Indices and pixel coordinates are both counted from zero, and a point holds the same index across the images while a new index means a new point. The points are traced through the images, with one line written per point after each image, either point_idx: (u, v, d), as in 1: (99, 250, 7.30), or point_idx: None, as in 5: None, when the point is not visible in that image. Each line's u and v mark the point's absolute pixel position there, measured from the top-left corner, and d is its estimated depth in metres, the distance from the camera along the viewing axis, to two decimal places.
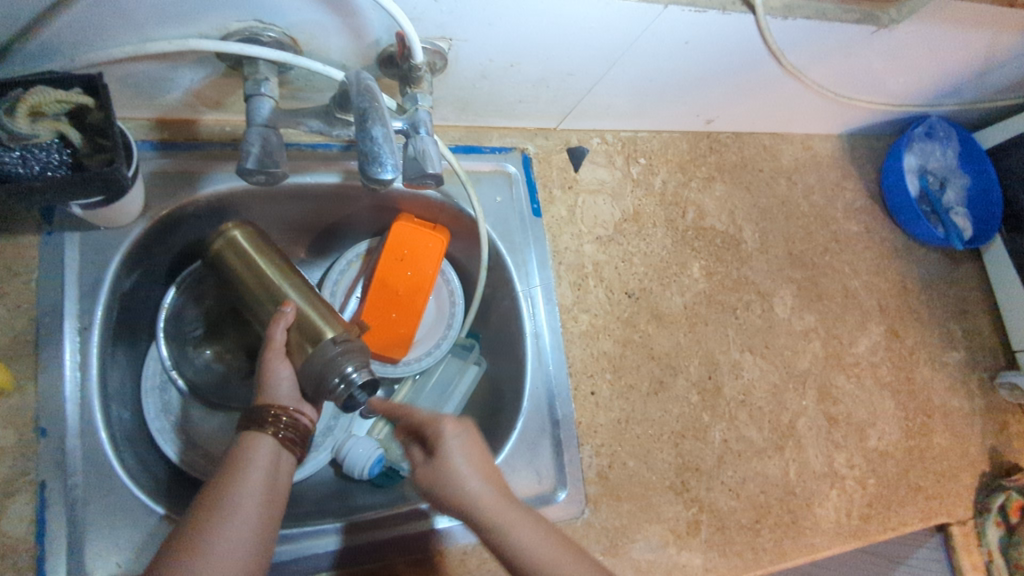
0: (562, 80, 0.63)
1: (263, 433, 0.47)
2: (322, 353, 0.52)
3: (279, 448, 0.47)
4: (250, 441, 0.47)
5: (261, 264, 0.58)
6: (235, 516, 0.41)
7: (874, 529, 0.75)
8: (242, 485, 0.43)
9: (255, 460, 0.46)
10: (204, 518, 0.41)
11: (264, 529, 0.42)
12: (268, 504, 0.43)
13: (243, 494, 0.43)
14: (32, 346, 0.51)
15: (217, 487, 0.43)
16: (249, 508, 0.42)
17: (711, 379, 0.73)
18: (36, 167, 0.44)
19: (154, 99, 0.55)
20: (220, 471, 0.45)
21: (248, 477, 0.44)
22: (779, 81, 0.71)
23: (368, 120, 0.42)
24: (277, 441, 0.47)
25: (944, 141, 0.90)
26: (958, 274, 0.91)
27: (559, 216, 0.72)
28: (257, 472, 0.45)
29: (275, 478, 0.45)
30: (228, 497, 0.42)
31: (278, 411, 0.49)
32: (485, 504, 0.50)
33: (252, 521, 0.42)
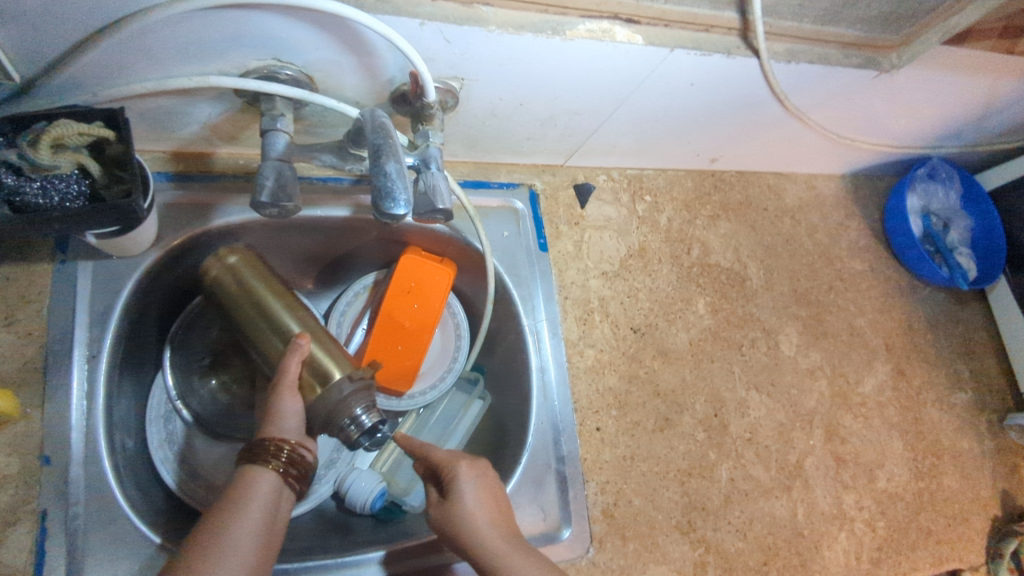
0: (570, 118, 0.64)
1: (265, 468, 0.47)
2: (336, 392, 0.53)
3: (280, 486, 0.47)
4: (252, 476, 0.46)
5: (267, 297, 0.58)
6: (231, 555, 0.41)
7: (885, 573, 0.74)
8: (241, 522, 0.43)
9: (256, 496, 0.45)
10: (201, 555, 0.40)
11: (258, 571, 0.41)
12: (265, 545, 0.43)
13: (241, 531, 0.42)
14: (40, 373, 0.52)
15: (215, 521, 0.43)
16: (246, 548, 0.42)
17: (717, 416, 0.73)
18: (56, 198, 0.45)
19: (172, 133, 0.57)
20: (219, 504, 0.44)
21: (247, 514, 0.43)
22: (782, 122, 0.72)
23: (382, 156, 0.42)
24: (279, 477, 0.47)
25: (947, 182, 0.91)
26: (964, 314, 0.91)
27: (565, 251, 0.73)
28: (257, 510, 0.44)
29: (274, 517, 0.45)
30: (226, 534, 0.42)
31: (280, 443, 0.48)
32: (503, 550, 0.50)
33: (248, 562, 0.41)
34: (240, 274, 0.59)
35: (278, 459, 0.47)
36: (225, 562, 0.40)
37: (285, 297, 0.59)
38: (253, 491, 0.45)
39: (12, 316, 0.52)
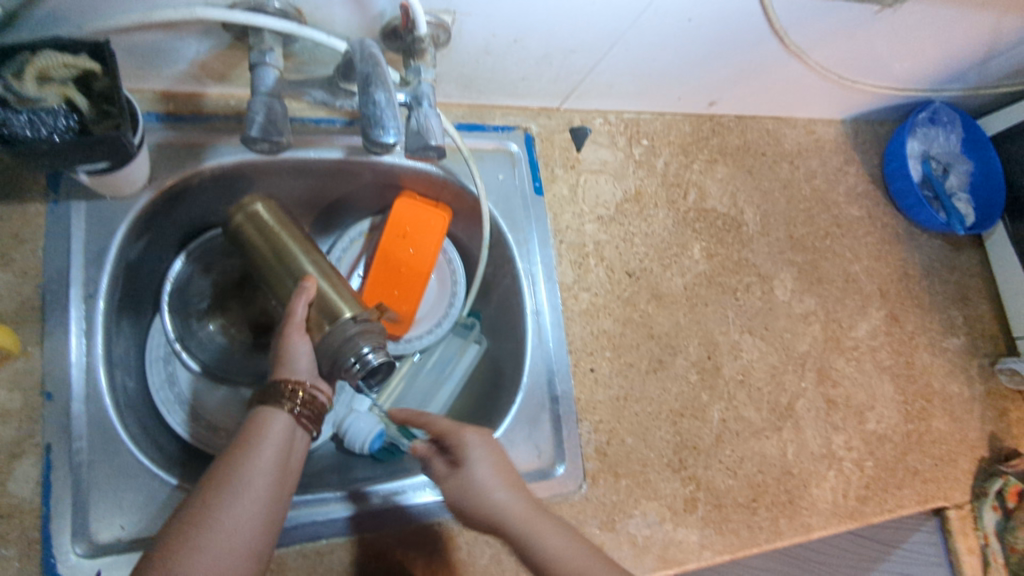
0: (565, 57, 0.63)
1: (279, 408, 0.47)
2: (341, 332, 0.53)
3: (294, 425, 0.48)
4: (266, 415, 0.47)
5: (287, 240, 0.59)
6: (246, 494, 0.42)
7: (871, 511, 0.76)
8: (256, 458, 0.44)
9: (269, 435, 0.46)
10: (218, 495, 0.41)
11: (274, 507, 0.43)
12: (280, 483, 0.44)
13: (256, 470, 0.43)
14: (38, 312, 0.52)
15: (231, 462, 0.43)
16: (261, 484, 0.43)
17: (710, 358, 0.74)
18: (44, 130, 0.44)
19: (161, 71, 0.56)
20: (238, 439, 0.46)
21: (262, 452, 0.44)
22: (781, 62, 0.71)
23: (371, 85, 0.42)
24: (291, 417, 0.47)
25: (948, 126, 0.90)
26: (960, 260, 0.91)
27: (561, 195, 0.72)
28: (273, 450, 0.45)
29: (287, 456, 0.46)
30: (243, 475, 0.43)
31: (293, 386, 0.49)
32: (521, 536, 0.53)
33: (266, 499, 0.42)
34: (258, 220, 0.60)
35: (297, 401, 0.48)
36: (242, 501, 0.41)
37: (304, 243, 0.59)
38: (265, 431, 0.46)
39: (8, 255, 0.52)
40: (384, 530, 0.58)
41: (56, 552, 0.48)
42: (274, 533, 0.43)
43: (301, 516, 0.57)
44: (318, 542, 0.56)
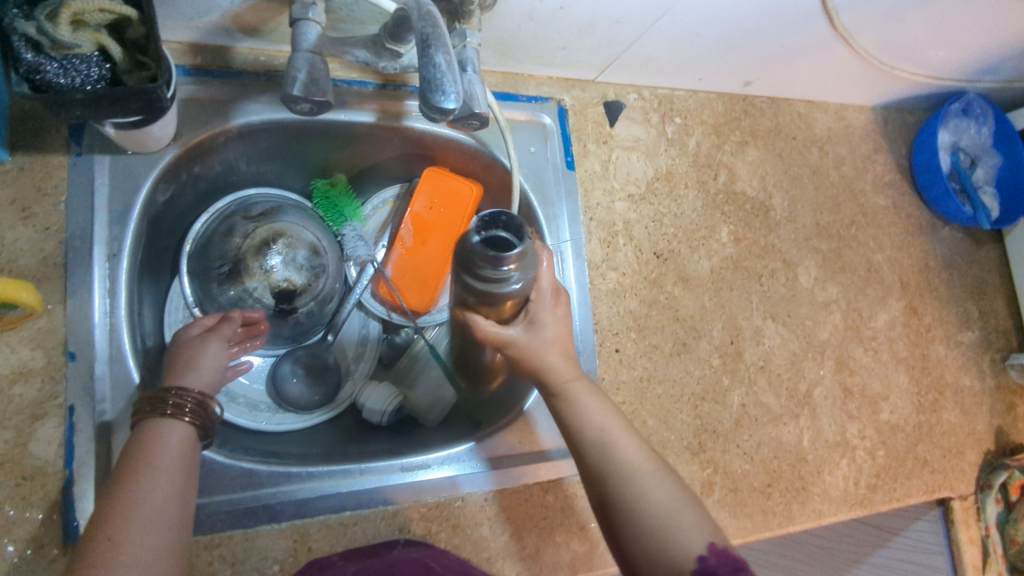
0: (610, 27, 0.61)
1: (168, 418, 0.45)
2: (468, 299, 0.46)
3: (188, 435, 0.46)
4: (153, 429, 0.45)
5: None
6: (147, 509, 0.40)
7: (880, 499, 0.77)
8: (150, 476, 0.42)
9: (159, 455, 0.44)
10: (119, 512, 0.39)
11: (181, 521, 0.41)
12: (185, 502, 0.42)
13: (152, 483, 0.41)
14: (61, 269, 0.50)
15: (126, 489, 0.41)
16: (161, 497, 0.41)
17: (733, 343, 0.73)
18: (77, 79, 0.42)
19: (191, 21, 0.53)
20: (123, 461, 0.43)
21: (157, 467, 0.43)
22: (826, 44, 0.70)
23: (430, 46, 0.39)
24: (187, 427, 0.46)
25: (980, 118, 0.89)
26: (980, 254, 0.91)
27: (592, 170, 0.71)
28: (169, 468, 0.43)
29: (184, 468, 0.44)
30: (140, 488, 0.41)
31: (185, 393, 0.47)
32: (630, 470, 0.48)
33: (168, 512, 0.41)
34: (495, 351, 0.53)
35: (181, 405, 0.46)
36: (143, 516, 0.40)
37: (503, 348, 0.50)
38: (156, 453, 0.43)
39: (29, 209, 0.50)
40: (405, 502, 0.57)
41: (77, 514, 0.47)
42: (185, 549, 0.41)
43: (325, 486, 0.56)
44: (340, 513, 0.56)
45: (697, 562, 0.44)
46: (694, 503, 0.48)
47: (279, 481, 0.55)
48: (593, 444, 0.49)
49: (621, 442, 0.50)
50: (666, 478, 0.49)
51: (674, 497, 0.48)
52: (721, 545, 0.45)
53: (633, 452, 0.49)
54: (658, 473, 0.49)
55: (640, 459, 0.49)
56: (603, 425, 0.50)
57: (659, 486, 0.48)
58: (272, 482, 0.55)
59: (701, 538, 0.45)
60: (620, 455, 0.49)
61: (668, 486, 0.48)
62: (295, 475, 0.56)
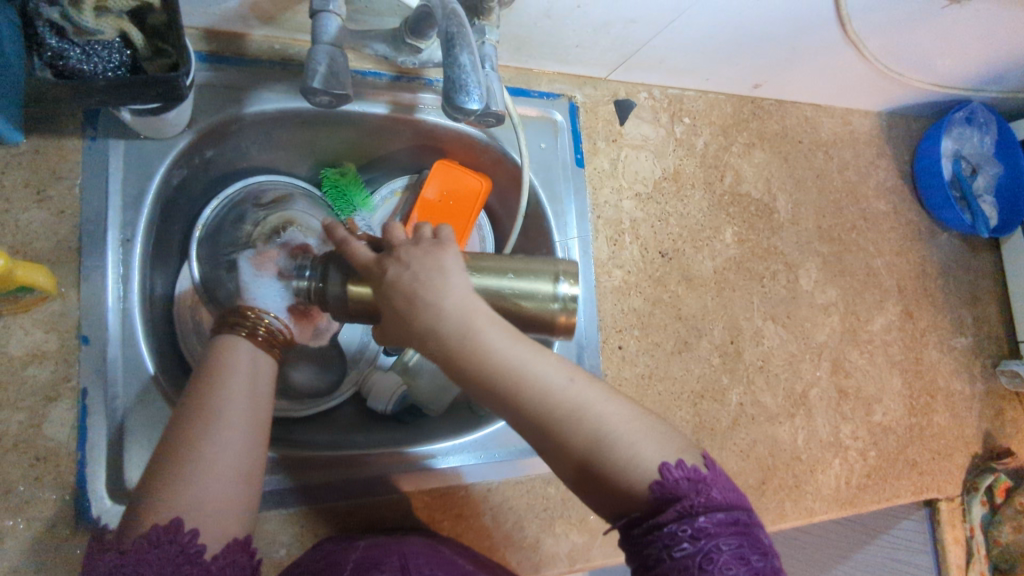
0: (625, 26, 0.61)
1: (237, 336, 0.48)
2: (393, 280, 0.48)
3: (256, 351, 0.48)
4: (225, 346, 0.48)
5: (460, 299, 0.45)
6: (223, 421, 0.43)
7: (869, 498, 0.78)
8: (223, 392, 0.44)
9: (234, 367, 0.46)
10: (195, 423, 0.42)
11: (255, 433, 0.44)
12: (255, 409, 0.45)
13: (227, 399, 0.44)
14: (75, 253, 0.50)
15: (201, 394, 0.44)
16: (236, 410, 0.44)
17: (733, 343, 0.74)
18: (99, 64, 0.42)
19: (208, 7, 0.53)
20: (199, 373, 0.46)
21: (230, 381, 0.45)
22: (837, 49, 0.70)
23: (455, 46, 0.40)
24: (253, 342, 0.48)
25: (983, 127, 0.90)
26: (975, 262, 0.92)
27: (601, 168, 0.71)
28: (246, 379, 0.46)
29: (258, 378, 0.47)
30: (215, 403, 0.43)
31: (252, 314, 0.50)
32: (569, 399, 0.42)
33: (242, 425, 0.44)
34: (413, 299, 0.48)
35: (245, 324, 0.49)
36: (219, 430, 0.42)
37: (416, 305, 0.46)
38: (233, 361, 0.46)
39: (44, 192, 0.50)
40: (411, 490, 0.58)
41: (90, 495, 0.48)
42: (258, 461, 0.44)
43: (332, 473, 0.57)
44: (347, 499, 0.57)
45: (657, 477, 0.41)
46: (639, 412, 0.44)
47: (288, 467, 0.56)
48: (510, 379, 0.42)
49: (542, 365, 0.43)
50: (592, 384, 0.44)
51: (612, 403, 0.43)
52: (675, 463, 0.42)
53: (559, 370, 0.43)
54: (598, 393, 0.43)
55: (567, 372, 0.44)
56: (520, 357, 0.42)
57: (603, 405, 0.43)
58: (281, 467, 0.56)
59: (658, 449, 0.42)
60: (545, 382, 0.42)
61: (601, 391, 0.44)
62: (304, 461, 0.56)
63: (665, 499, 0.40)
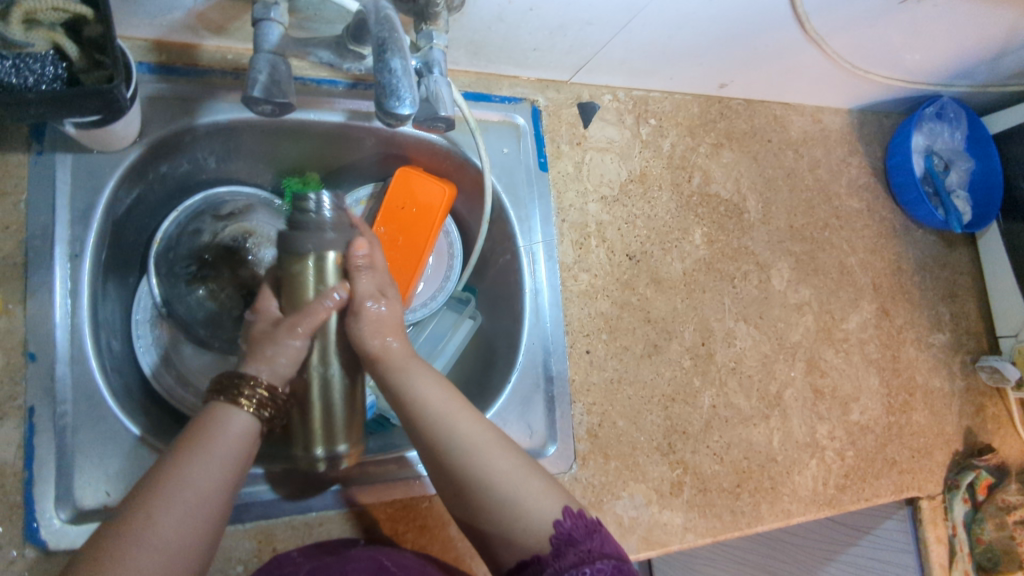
0: (581, 29, 0.61)
1: (236, 407, 0.48)
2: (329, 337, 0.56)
3: (254, 427, 0.49)
4: (221, 413, 0.48)
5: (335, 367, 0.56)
6: (189, 501, 0.42)
7: (848, 499, 0.77)
8: (201, 467, 0.44)
9: (218, 438, 0.46)
10: (163, 497, 0.41)
11: (214, 517, 0.43)
12: (225, 490, 0.45)
13: (201, 476, 0.44)
14: (21, 269, 0.50)
15: (175, 464, 0.44)
16: (207, 489, 0.43)
17: (704, 345, 0.74)
18: (30, 78, 0.42)
19: (154, 18, 0.52)
20: (187, 438, 0.46)
21: (210, 456, 0.45)
22: (798, 48, 0.70)
23: (388, 50, 0.41)
24: (253, 418, 0.49)
25: (954, 122, 0.90)
26: (952, 258, 0.92)
27: (565, 172, 0.71)
28: (227, 465, 0.45)
29: (240, 465, 0.47)
30: (186, 476, 0.43)
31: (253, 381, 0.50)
32: (470, 445, 0.50)
33: (204, 504, 0.43)
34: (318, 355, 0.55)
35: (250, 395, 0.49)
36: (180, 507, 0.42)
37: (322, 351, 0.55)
38: (221, 435, 0.46)
39: None
40: (374, 504, 0.58)
41: (37, 517, 0.47)
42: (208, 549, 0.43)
43: (291, 487, 0.56)
44: (307, 514, 0.56)
45: (554, 527, 0.48)
46: (535, 469, 0.52)
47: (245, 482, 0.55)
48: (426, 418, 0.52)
49: (457, 421, 0.51)
50: (501, 446, 0.51)
51: (517, 468, 0.51)
52: (575, 509, 0.50)
53: (471, 430, 0.51)
54: (498, 447, 0.51)
55: (475, 434, 0.51)
56: (434, 400, 0.52)
57: (500, 455, 0.51)
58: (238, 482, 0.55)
59: (554, 503, 0.49)
60: (459, 438, 0.51)
61: (510, 456, 0.51)
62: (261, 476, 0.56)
63: (563, 544, 0.47)
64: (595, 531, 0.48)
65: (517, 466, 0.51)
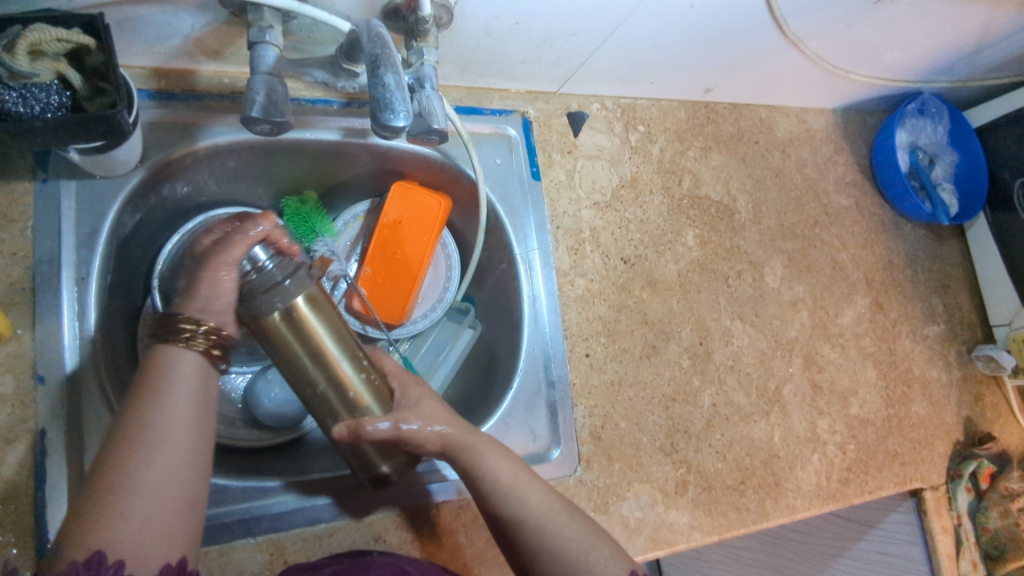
0: (567, 40, 0.62)
1: (183, 348, 0.46)
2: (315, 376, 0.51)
3: (208, 363, 0.47)
4: (170, 356, 0.46)
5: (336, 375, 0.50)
6: (165, 446, 0.42)
7: (852, 492, 0.78)
8: (166, 410, 0.44)
9: (179, 378, 0.45)
10: (133, 449, 0.41)
11: (196, 453, 0.44)
12: (198, 428, 0.45)
13: (170, 419, 0.43)
14: (29, 295, 0.51)
15: (139, 414, 0.43)
16: (179, 433, 0.43)
17: (702, 344, 0.75)
18: (37, 107, 0.43)
19: (153, 46, 0.54)
20: (141, 385, 0.45)
21: (173, 397, 0.44)
22: (779, 51, 0.72)
23: (380, 67, 0.43)
24: (203, 356, 0.47)
25: (936, 117, 0.92)
26: (942, 250, 0.93)
27: (558, 180, 0.72)
28: (189, 403, 0.45)
29: (204, 396, 0.46)
30: (151, 424, 0.43)
31: (193, 322, 0.47)
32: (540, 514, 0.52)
33: (180, 446, 0.43)
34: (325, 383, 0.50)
35: (201, 337, 0.47)
36: (152, 455, 0.42)
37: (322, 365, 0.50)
38: (174, 374, 0.45)
39: None
40: (382, 513, 0.58)
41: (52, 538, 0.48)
42: (201, 482, 0.44)
43: (299, 499, 0.57)
44: (317, 526, 0.56)
45: None
46: (598, 530, 0.54)
47: (253, 497, 0.56)
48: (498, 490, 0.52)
49: (528, 491, 0.53)
50: (568, 518, 0.53)
51: (586, 536, 0.52)
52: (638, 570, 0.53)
53: (541, 502, 0.53)
54: (568, 513, 0.53)
55: (546, 504, 0.53)
56: (504, 475, 0.53)
57: (572, 525, 0.53)
58: (246, 497, 0.55)
59: (622, 567, 0.52)
60: (532, 516, 0.52)
61: (578, 526, 0.53)
62: (269, 490, 0.56)
63: None
64: None
65: (587, 533, 0.53)
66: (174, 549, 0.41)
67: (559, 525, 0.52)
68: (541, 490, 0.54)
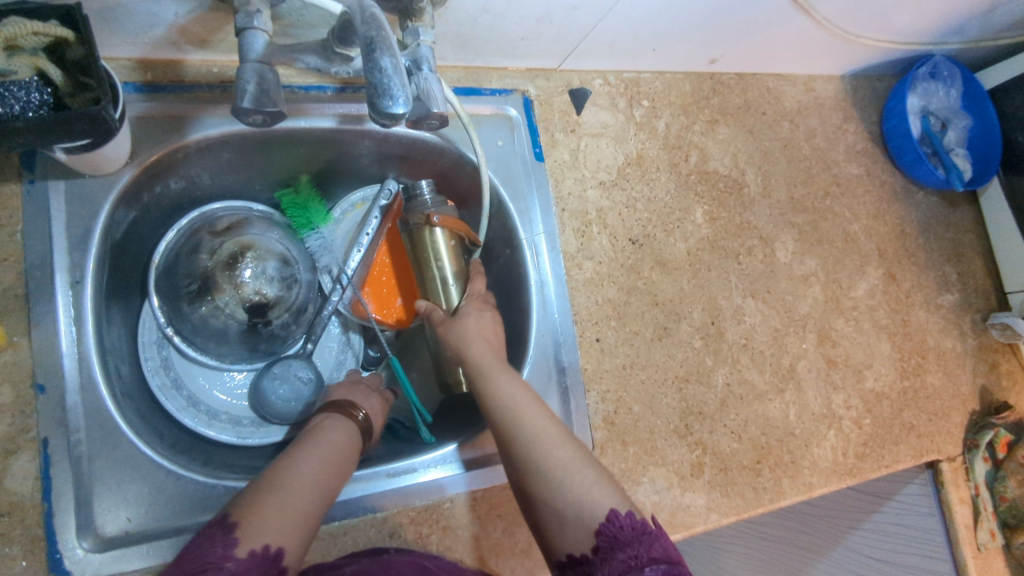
0: (567, 14, 0.60)
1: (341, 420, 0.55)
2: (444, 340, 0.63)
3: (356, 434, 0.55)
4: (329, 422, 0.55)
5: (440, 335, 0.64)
6: (305, 475, 0.47)
7: (869, 466, 0.77)
8: (314, 453, 0.50)
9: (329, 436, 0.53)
10: (280, 473, 0.47)
11: (328, 493, 0.48)
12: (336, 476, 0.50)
13: (317, 458, 0.49)
14: (22, 300, 0.49)
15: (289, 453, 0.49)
16: (317, 471, 0.48)
17: (714, 323, 0.73)
18: (16, 107, 0.41)
19: (137, 36, 0.51)
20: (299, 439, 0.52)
21: (319, 445, 0.51)
22: (788, 16, 0.69)
23: (375, 50, 0.40)
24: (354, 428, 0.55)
25: (948, 80, 0.89)
26: (955, 217, 0.91)
27: (561, 160, 0.70)
28: (334, 449, 0.52)
29: (344, 454, 0.52)
30: (299, 459, 0.49)
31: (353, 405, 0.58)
32: (536, 435, 0.52)
33: (318, 479, 0.48)
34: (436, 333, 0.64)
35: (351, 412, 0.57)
36: (293, 478, 0.47)
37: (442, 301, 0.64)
38: (326, 434, 0.53)
39: None
40: (395, 509, 0.57)
41: (60, 547, 0.47)
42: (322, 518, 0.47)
43: None
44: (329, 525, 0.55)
45: (602, 525, 0.47)
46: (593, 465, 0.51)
47: None
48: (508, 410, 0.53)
49: (530, 414, 0.53)
50: (564, 444, 0.52)
51: (578, 466, 0.50)
52: (627, 510, 0.48)
53: (540, 424, 0.52)
54: (568, 444, 0.52)
55: (546, 429, 0.52)
56: (512, 395, 0.54)
57: (565, 453, 0.51)
58: None
59: (609, 500, 0.49)
60: (529, 435, 0.52)
61: (575, 454, 0.51)
62: None
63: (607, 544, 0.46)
64: (644, 533, 0.46)
65: (581, 467, 0.50)
66: (288, 546, 0.43)
67: (549, 450, 0.51)
68: (540, 417, 0.53)
